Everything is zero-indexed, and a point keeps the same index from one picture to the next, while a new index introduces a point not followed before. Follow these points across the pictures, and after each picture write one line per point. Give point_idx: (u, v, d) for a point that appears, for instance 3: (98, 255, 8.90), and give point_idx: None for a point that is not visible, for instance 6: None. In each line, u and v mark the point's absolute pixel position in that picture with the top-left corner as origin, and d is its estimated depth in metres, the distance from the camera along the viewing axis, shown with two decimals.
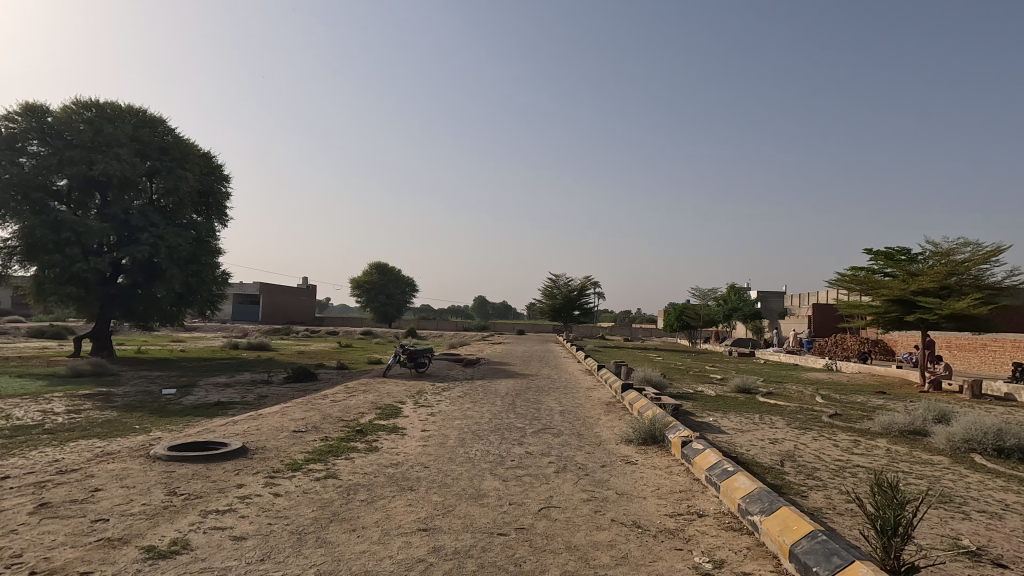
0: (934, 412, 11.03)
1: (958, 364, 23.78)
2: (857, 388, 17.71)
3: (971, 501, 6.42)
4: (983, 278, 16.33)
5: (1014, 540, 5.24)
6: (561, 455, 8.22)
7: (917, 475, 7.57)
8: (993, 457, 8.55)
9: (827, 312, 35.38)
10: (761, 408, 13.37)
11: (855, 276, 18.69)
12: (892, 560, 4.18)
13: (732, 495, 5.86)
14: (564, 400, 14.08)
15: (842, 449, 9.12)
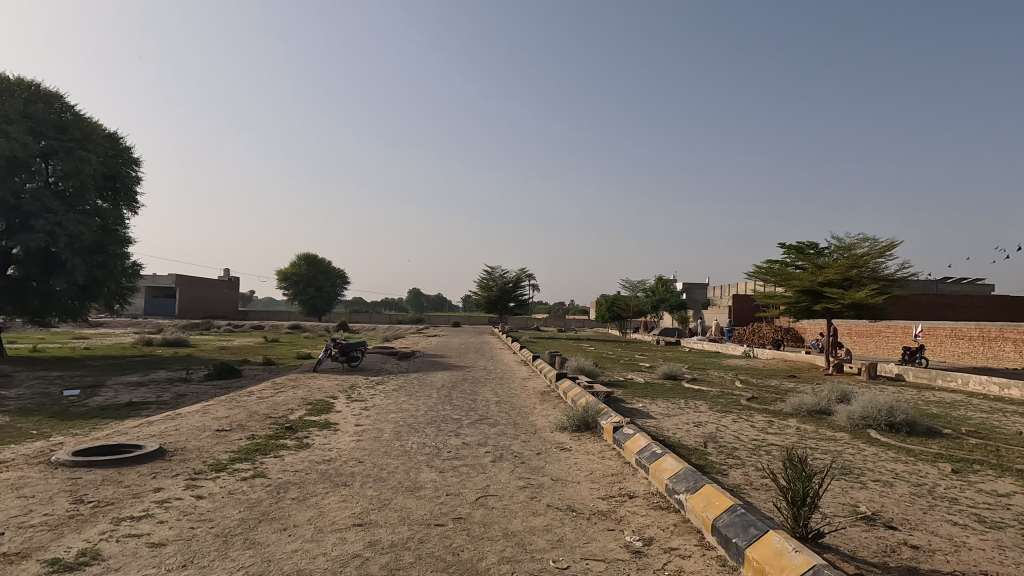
0: (836, 393, 12.08)
1: (858, 349, 26.10)
2: (772, 373, 19.07)
3: (868, 472, 7.11)
4: (879, 271, 17.97)
5: (902, 504, 5.87)
6: (497, 445, 8.31)
7: (823, 450, 8.27)
8: (886, 432, 9.48)
9: (746, 303, 37.75)
10: (686, 393, 14.11)
11: (770, 268, 20.00)
12: (801, 528, 4.57)
13: (660, 475, 6.17)
14: (500, 391, 14.22)
15: (758, 429, 9.80)
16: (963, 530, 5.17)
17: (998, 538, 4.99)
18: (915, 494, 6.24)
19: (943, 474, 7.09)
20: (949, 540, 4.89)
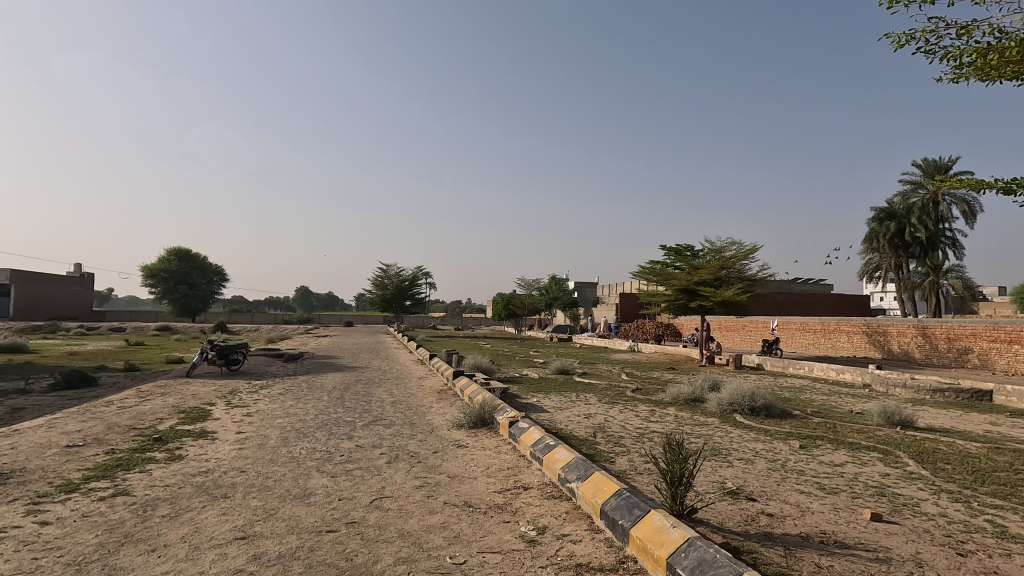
0: (708, 382, 13.33)
1: (726, 343, 28.94)
2: (654, 365, 20.55)
3: (734, 452, 7.94)
4: (744, 271, 20.07)
5: (760, 478, 6.63)
6: (393, 445, 8.17)
7: (697, 435, 9.10)
8: (748, 415, 10.64)
9: (631, 300, 40.27)
10: (578, 387, 14.79)
11: (652, 268, 21.52)
12: (678, 506, 5.02)
13: (553, 466, 6.44)
14: (396, 391, 13.96)
15: (641, 418, 10.53)
16: (808, 497, 5.96)
17: (834, 502, 5.81)
18: (771, 469, 7.07)
19: (793, 450, 8.11)
20: (797, 507, 5.61)
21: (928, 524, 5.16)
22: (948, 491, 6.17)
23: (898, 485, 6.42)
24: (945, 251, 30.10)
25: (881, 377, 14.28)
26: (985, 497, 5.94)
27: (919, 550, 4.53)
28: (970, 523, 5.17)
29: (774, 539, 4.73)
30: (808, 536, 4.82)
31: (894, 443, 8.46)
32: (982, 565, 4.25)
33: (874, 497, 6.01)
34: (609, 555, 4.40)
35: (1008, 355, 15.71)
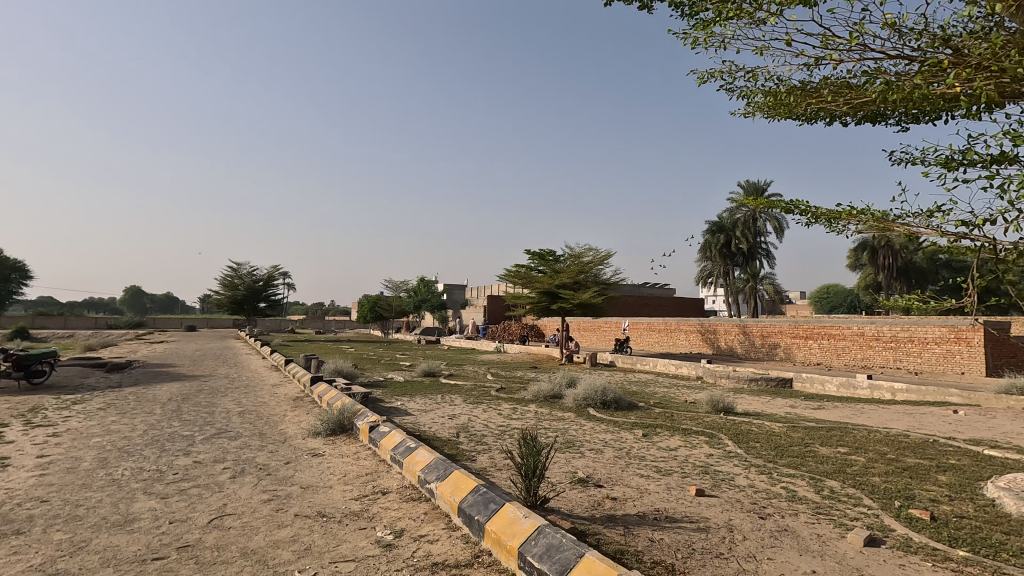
0: (566, 379, 14.17)
1: (584, 342, 30.96)
2: (518, 365, 21.31)
3: (586, 443, 8.56)
4: (599, 276, 21.61)
5: (607, 466, 7.23)
6: (238, 459, 7.54)
7: (553, 429, 9.64)
8: (600, 409, 11.53)
9: (498, 303, 41.22)
10: (443, 388, 14.86)
11: (517, 272, 22.26)
12: (531, 497, 5.31)
13: (413, 468, 6.42)
14: (245, 400, 12.87)
15: (503, 416, 10.90)
16: (646, 479, 6.63)
17: (667, 482, 6.55)
18: (617, 456, 7.76)
19: (637, 439, 8.96)
20: (637, 489, 6.22)
21: (740, 494, 6.02)
22: (755, 465, 7.26)
23: (718, 463, 7.40)
24: (761, 261, 35.12)
25: (709, 370, 16.31)
26: (782, 468, 7.09)
27: (731, 517, 5.28)
28: (771, 490, 6.14)
29: (616, 520, 5.19)
30: (644, 514, 5.38)
31: (717, 427, 9.73)
32: (777, 525, 5.07)
33: (699, 474, 6.87)
34: (465, 550, 4.51)
35: (803, 349, 19.14)
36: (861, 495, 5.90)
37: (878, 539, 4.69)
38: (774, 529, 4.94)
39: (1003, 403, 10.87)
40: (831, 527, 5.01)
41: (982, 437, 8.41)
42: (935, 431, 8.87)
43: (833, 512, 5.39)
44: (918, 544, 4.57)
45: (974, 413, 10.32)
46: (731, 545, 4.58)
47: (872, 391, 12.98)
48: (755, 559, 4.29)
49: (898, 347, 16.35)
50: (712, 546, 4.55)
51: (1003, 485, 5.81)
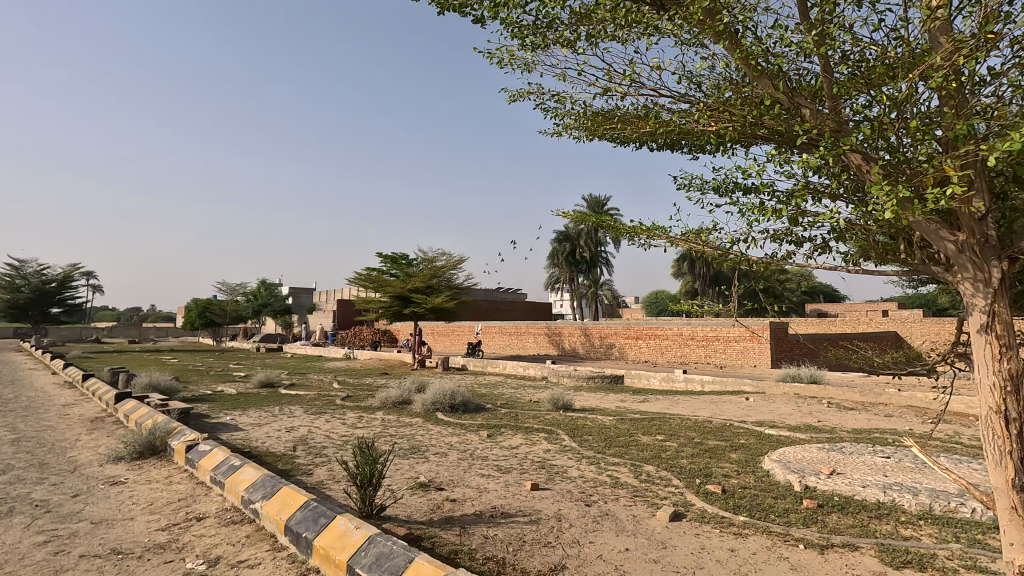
0: (416, 385, 13.96)
1: (437, 347, 30.96)
2: (367, 372, 20.51)
3: (432, 448, 8.52)
4: (452, 281, 21.53)
5: (451, 469, 7.23)
6: (7, 497, 6.22)
7: (400, 435, 9.43)
8: (448, 412, 11.58)
9: (349, 308, 39.08)
10: (281, 399, 13.76)
11: (367, 276, 21.36)
12: (366, 508, 5.18)
13: (236, 489, 5.81)
14: (23, 425, 10.67)
15: (347, 425, 10.43)
16: (487, 478, 6.82)
17: (506, 479, 6.80)
18: (461, 458, 7.86)
19: (483, 440, 9.14)
20: (477, 488, 6.38)
21: (570, 485, 6.46)
22: (586, 456, 7.85)
23: (554, 458, 7.84)
24: (601, 269, 38.10)
25: (553, 370, 17.32)
26: (608, 457, 7.74)
27: (560, 507, 5.63)
28: (597, 479, 6.67)
29: (453, 521, 5.24)
30: (481, 513, 5.50)
31: (557, 424, 10.33)
32: (600, 510, 5.52)
33: (536, 470, 7.22)
34: (291, 570, 4.24)
35: (634, 348, 21.08)
36: (670, 476, 6.66)
37: (680, 513, 5.31)
38: (598, 515, 5.36)
39: (782, 389, 13.05)
40: (643, 506, 5.60)
41: (765, 419, 10.01)
42: (730, 417, 10.35)
43: (648, 493, 6.02)
44: (710, 514, 5.28)
45: (760, 399, 12.27)
46: (558, 533, 4.90)
47: (687, 384, 14.63)
48: (578, 544, 4.63)
49: (709, 345, 18.87)
50: (541, 536, 4.82)
51: (778, 459, 6.93)
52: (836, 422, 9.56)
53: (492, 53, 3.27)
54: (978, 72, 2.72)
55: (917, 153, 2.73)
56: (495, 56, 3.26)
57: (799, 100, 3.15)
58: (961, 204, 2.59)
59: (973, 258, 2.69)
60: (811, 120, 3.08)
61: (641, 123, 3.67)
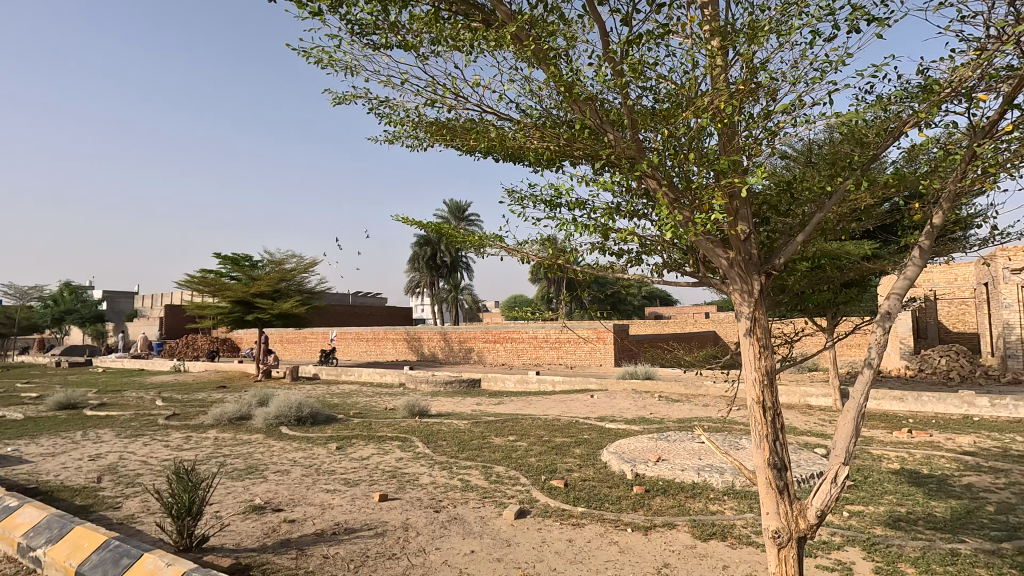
0: (258, 398, 11.34)
1: (286, 356, 28.56)
2: (203, 386, 17.87)
3: (272, 466, 6.82)
4: (303, 284, 19.51)
5: (294, 488, 5.86)
6: None
7: (235, 455, 7.46)
8: (294, 426, 9.58)
9: (177, 313, 33.66)
10: (86, 423, 10.69)
11: (201, 278, 18.57)
12: (184, 539, 4.13)
13: (11, 536, 4.50)
14: None
15: (171, 449, 7.98)
16: (333, 493, 5.63)
17: (353, 492, 5.68)
18: (305, 474, 6.39)
19: (330, 452, 7.62)
20: (320, 505, 5.23)
21: (422, 492, 5.67)
22: (439, 462, 6.94)
23: (406, 465, 6.81)
24: (462, 274, 38.31)
25: (411, 376, 16.77)
26: (462, 461, 6.97)
27: (408, 516, 4.94)
28: (448, 483, 5.98)
29: (288, 543, 4.33)
30: (321, 531, 4.60)
31: (411, 430, 9.07)
32: (448, 514, 4.97)
33: (387, 479, 6.17)
34: None
35: (492, 352, 21.58)
36: (517, 475, 6.26)
37: (525, 510, 5.09)
38: (446, 520, 4.84)
39: (622, 386, 14.18)
40: (492, 507, 5.19)
41: (607, 414, 10.77)
42: (577, 413, 10.95)
43: (497, 494, 5.58)
44: (553, 509, 5.12)
45: (603, 396, 13.18)
46: (404, 543, 4.36)
47: (539, 384, 15.30)
48: (423, 553, 4.18)
49: (561, 348, 19.96)
50: (386, 549, 4.25)
51: (614, 450, 7.04)
52: (665, 413, 10.67)
53: (310, 53, 2.84)
54: (754, 114, 2.73)
55: (699, 183, 2.66)
56: (311, 57, 2.83)
57: (606, 125, 2.91)
58: (729, 226, 2.68)
59: (740, 272, 2.77)
60: (613, 144, 2.86)
61: (457, 135, 3.24)
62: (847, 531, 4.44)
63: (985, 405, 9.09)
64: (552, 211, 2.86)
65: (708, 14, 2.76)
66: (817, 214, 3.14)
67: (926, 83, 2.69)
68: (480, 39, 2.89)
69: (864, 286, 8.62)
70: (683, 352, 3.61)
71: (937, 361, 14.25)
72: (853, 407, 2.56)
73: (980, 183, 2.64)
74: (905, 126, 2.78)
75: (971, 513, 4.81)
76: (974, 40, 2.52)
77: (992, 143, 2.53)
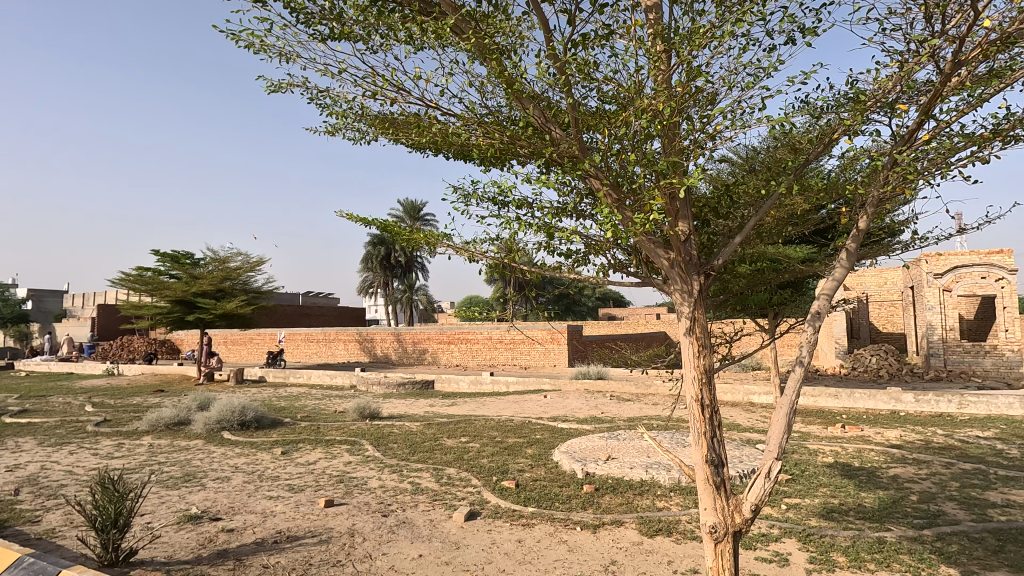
0: (198, 402, 10.78)
1: (231, 357, 27.37)
2: (138, 390, 16.75)
3: (211, 473, 6.48)
4: (250, 284, 18.71)
5: (234, 495, 5.58)
6: None
7: (171, 462, 7.05)
8: (237, 432, 9.14)
9: (111, 313, 31.65)
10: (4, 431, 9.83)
11: (137, 277, 17.49)
12: (110, 553, 3.81)
13: None
14: None
15: (100, 456, 7.48)
16: (275, 500, 5.39)
17: (297, 499, 5.45)
18: (247, 481, 6.09)
19: (275, 457, 7.33)
20: (262, 513, 4.98)
21: (369, 496, 5.50)
22: (389, 465, 6.76)
23: (355, 469, 6.61)
24: (416, 274, 37.76)
25: (363, 378, 16.36)
26: (412, 464, 6.81)
27: (354, 522, 4.77)
28: (397, 487, 5.83)
29: (225, 554, 4.09)
30: (262, 540, 4.38)
31: (361, 433, 8.83)
32: (396, 519, 4.84)
33: (334, 485, 5.96)
34: None
35: (447, 353, 21.38)
36: (469, 476, 6.19)
37: (475, 512, 5.02)
38: (393, 524, 4.72)
39: (575, 386, 14.30)
40: (441, 509, 5.10)
41: (559, 414, 10.85)
42: (530, 414, 10.96)
43: (447, 496, 5.48)
44: (503, 509, 5.08)
45: (556, 397, 13.27)
46: (350, 549, 4.21)
47: (493, 386, 15.24)
48: (369, 558, 4.05)
49: (516, 349, 19.98)
50: (331, 556, 4.09)
51: (565, 450, 7.05)
52: (616, 413, 10.82)
53: (240, 35, 2.60)
54: (694, 119, 2.72)
55: (642, 183, 2.64)
56: (241, 38, 2.58)
57: (550, 124, 2.81)
58: (670, 226, 2.67)
59: (680, 272, 2.78)
60: (557, 143, 2.78)
61: (401, 130, 3.09)
62: (784, 523, 4.59)
63: (910, 400, 9.65)
64: (496, 210, 2.77)
65: (650, 18, 2.75)
66: (753, 217, 3.17)
67: (853, 92, 2.79)
68: (425, 31, 2.78)
69: (800, 288, 9.02)
70: (630, 352, 3.61)
71: (868, 360, 15.07)
72: (784, 403, 2.62)
73: (900, 190, 2.76)
74: (831, 134, 2.90)
75: (896, 502, 5.09)
76: (896, 54, 2.62)
77: (912, 152, 2.64)
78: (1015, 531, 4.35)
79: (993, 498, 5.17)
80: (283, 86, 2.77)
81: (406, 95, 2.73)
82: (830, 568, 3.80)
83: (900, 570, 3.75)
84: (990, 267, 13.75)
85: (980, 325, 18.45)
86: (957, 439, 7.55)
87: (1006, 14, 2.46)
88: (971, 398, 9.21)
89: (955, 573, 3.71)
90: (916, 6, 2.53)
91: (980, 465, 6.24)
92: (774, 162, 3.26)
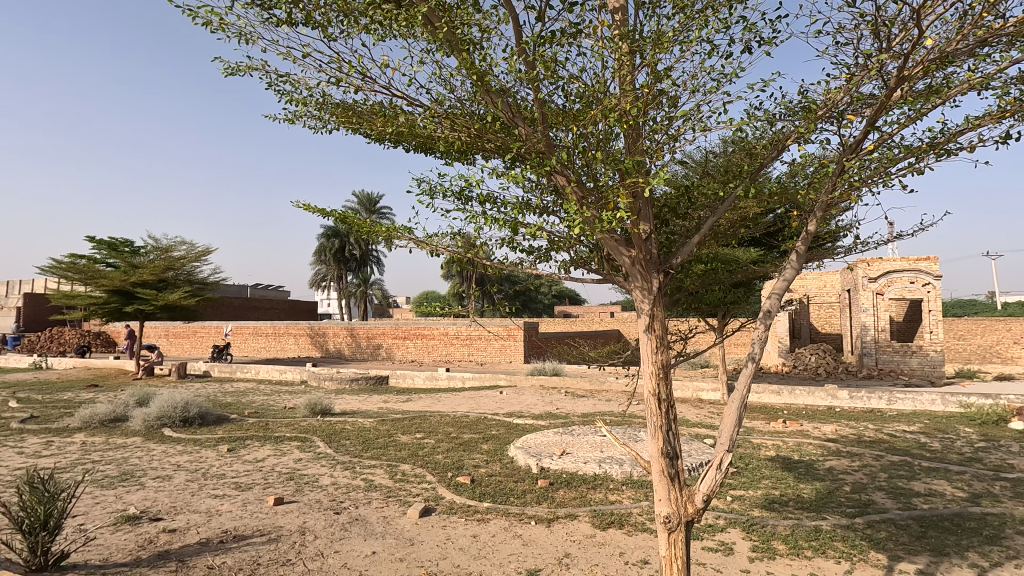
0: (137, 398, 10.22)
1: (173, 351, 26.07)
2: (68, 385, 15.60)
3: (151, 471, 6.18)
4: (194, 274, 17.85)
5: (178, 494, 5.34)
6: None
7: (106, 461, 6.67)
8: (179, 428, 8.73)
9: (41, 304, 29.52)
10: None
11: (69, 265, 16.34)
12: (39, 557, 3.56)
13: None
14: None
15: (28, 455, 7.00)
16: (221, 500, 5.18)
17: (244, 497, 5.27)
18: (190, 480, 5.84)
19: (220, 455, 7.06)
20: (206, 513, 4.78)
21: (321, 494, 5.38)
22: (341, 462, 6.63)
23: (305, 467, 6.44)
24: (372, 268, 36.73)
25: (315, 373, 15.91)
26: (365, 460, 6.70)
27: (305, 520, 4.66)
28: (350, 484, 5.72)
29: (167, 555, 3.92)
30: (207, 540, 4.21)
31: (311, 430, 8.61)
32: (349, 516, 4.76)
33: (284, 481, 5.83)
34: None
35: (401, 348, 21.04)
36: (424, 472, 6.14)
37: (430, 508, 4.99)
38: (346, 522, 4.62)
39: (530, 381, 14.38)
40: (396, 505, 5.05)
41: (514, 410, 10.90)
42: (485, 410, 10.94)
43: (401, 492, 5.43)
44: (458, 505, 5.08)
45: (512, 392, 13.32)
46: (300, 548, 4.11)
47: (448, 381, 15.11)
48: (321, 557, 3.97)
49: (472, 345, 19.87)
50: (280, 555, 3.98)
51: (520, 446, 7.07)
52: (570, 409, 10.94)
53: (196, 11, 2.50)
54: (656, 118, 2.75)
55: (606, 182, 2.65)
56: (198, 16, 2.48)
57: (516, 119, 2.80)
58: (631, 224, 2.70)
59: (640, 270, 2.82)
60: (524, 138, 2.76)
61: (362, 120, 2.99)
62: (730, 514, 4.77)
63: (845, 397, 10.21)
64: (462, 205, 2.74)
65: (616, 19, 2.77)
66: (710, 217, 3.24)
67: (806, 103, 2.91)
68: (392, 20, 2.70)
69: (749, 291, 9.41)
70: (588, 348, 3.66)
71: (808, 359, 15.86)
72: (735, 400, 2.72)
73: (847, 197, 2.88)
74: (785, 141, 3.01)
75: (831, 493, 5.38)
76: (847, 67, 2.75)
77: (858, 160, 2.77)
78: (935, 518, 4.69)
79: (917, 488, 5.54)
80: (241, 69, 2.69)
81: (372, 84, 2.67)
82: (771, 556, 3.98)
83: (835, 557, 3.97)
84: (917, 273, 14.67)
85: (909, 327, 19.66)
86: (886, 433, 8.05)
87: (945, 37, 2.61)
88: (899, 395, 9.85)
89: (883, 557, 3.96)
90: (866, 23, 2.66)
91: (907, 457, 6.69)
92: (730, 165, 3.37)
